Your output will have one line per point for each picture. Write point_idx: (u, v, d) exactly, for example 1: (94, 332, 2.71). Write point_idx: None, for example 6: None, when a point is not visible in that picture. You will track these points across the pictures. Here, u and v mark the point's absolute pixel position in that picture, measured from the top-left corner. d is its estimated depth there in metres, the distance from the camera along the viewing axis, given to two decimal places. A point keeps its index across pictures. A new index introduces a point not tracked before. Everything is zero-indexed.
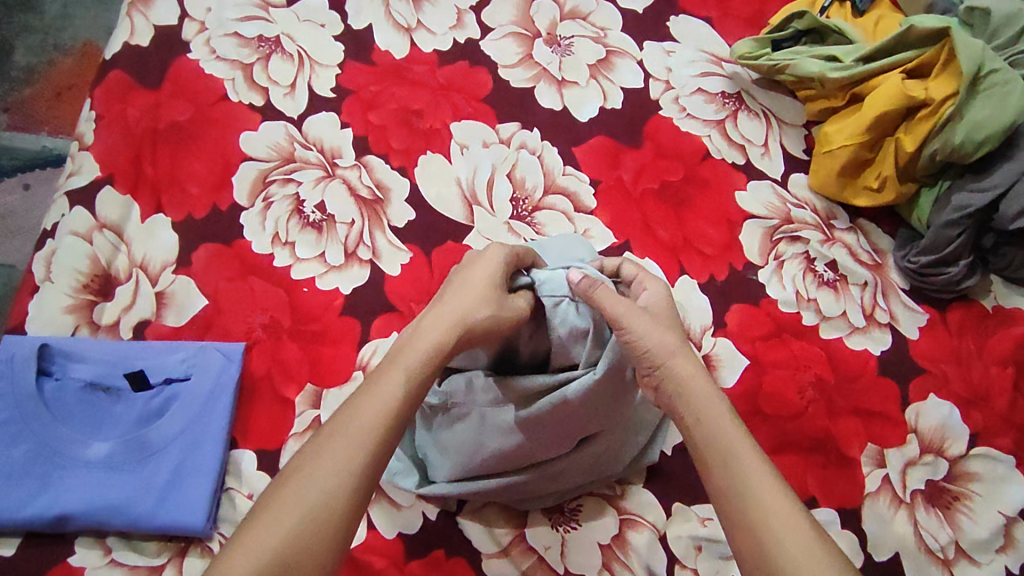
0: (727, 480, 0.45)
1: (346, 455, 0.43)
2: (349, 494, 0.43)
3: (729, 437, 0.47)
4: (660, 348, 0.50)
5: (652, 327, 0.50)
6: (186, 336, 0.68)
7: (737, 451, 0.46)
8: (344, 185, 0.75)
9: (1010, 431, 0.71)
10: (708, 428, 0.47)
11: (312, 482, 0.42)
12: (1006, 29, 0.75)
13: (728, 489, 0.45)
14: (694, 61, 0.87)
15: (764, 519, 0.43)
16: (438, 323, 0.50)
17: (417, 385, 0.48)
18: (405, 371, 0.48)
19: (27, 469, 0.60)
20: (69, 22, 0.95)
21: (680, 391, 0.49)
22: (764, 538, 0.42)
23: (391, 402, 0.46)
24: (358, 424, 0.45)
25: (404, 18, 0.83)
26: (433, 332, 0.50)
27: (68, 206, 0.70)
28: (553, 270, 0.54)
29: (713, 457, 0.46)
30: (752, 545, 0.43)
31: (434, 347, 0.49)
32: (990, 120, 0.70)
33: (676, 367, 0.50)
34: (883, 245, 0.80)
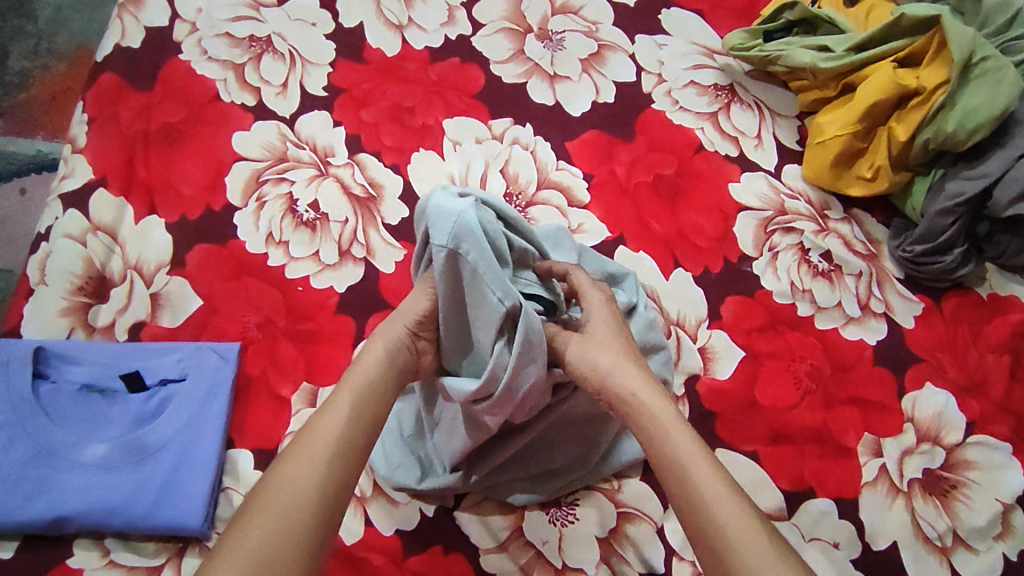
0: (677, 487, 0.46)
1: (308, 471, 0.44)
2: (319, 508, 0.43)
3: (679, 445, 0.47)
4: (607, 364, 0.52)
5: (602, 348, 0.53)
6: (182, 337, 0.68)
7: (689, 458, 0.46)
8: (337, 184, 0.75)
9: (1007, 418, 0.71)
10: (655, 436, 0.48)
11: (281, 501, 0.42)
12: (997, 16, 0.76)
13: (681, 498, 0.45)
14: (686, 54, 0.86)
15: (719, 531, 0.42)
16: (376, 339, 0.53)
17: (366, 406, 0.49)
18: (353, 391, 0.49)
19: (23, 472, 0.60)
20: (62, 26, 0.95)
21: (630, 405, 0.50)
22: (717, 541, 0.42)
23: (341, 424, 0.47)
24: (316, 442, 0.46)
25: (395, 16, 0.83)
26: (372, 355, 0.52)
27: (62, 209, 0.70)
28: (442, 211, 0.50)
29: (664, 469, 0.47)
30: (707, 550, 0.43)
31: (382, 359, 0.52)
32: (981, 108, 0.70)
33: (622, 380, 0.51)
34: (878, 236, 0.80)
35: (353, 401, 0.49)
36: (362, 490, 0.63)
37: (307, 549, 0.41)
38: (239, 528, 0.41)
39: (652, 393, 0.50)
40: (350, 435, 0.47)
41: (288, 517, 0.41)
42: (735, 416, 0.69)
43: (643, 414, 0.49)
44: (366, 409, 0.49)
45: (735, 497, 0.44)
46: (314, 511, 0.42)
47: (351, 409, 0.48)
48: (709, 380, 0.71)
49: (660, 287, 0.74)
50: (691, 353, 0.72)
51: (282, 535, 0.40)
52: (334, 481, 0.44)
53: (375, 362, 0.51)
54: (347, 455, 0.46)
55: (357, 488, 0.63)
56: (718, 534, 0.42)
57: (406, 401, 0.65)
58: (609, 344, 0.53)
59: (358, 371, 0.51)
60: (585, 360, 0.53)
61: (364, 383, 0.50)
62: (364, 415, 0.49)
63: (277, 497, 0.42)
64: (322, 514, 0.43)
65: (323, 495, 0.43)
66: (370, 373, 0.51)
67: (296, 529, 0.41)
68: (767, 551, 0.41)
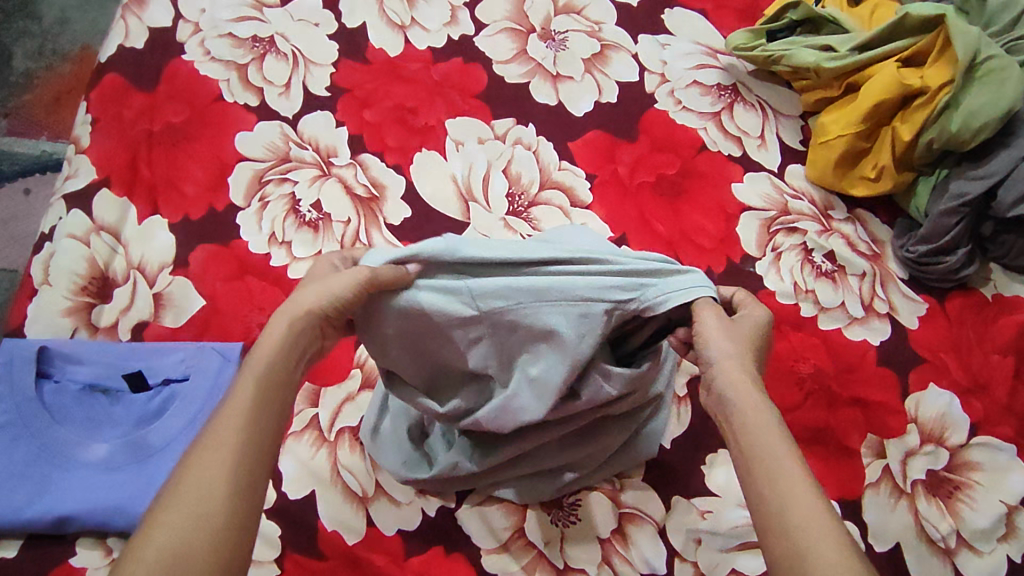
0: (763, 475, 0.40)
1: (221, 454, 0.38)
2: (233, 495, 0.37)
3: (770, 440, 0.41)
4: (718, 349, 0.46)
5: (722, 337, 0.47)
6: (185, 337, 0.68)
7: (780, 454, 0.40)
8: (340, 184, 0.75)
9: (1011, 419, 0.71)
10: (749, 418, 0.43)
11: (191, 493, 0.36)
12: (1003, 16, 0.75)
13: (761, 485, 0.39)
14: (689, 54, 0.86)
15: (801, 533, 0.37)
16: (279, 320, 0.45)
17: (280, 377, 0.43)
18: (256, 374, 0.42)
19: (27, 471, 0.60)
20: (67, 27, 0.95)
21: (726, 387, 0.45)
22: (800, 539, 0.36)
23: (247, 407, 0.40)
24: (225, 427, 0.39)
25: (398, 16, 0.83)
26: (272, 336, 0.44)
27: (65, 209, 0.70)
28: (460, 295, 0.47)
29: (751, 450, 0.41)
30: (784, 547, 0.37)
31: (278, 344, 0.44)
32: (986, 107, 0.70)
33: (723, 372, 0.46)
34: (882, 236, 0.79)
35: (259, 382, 0.42)
36: (364, 490, 0.63)
37: (226, 540, 0.36)
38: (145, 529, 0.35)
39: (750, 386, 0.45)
40: (263, 410, 0.41)
41: (199, 509, 0.36)
42: None
43: (738, 400, 0.44)
44: (273, 389, 0.42)
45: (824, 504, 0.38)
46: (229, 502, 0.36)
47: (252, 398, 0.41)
48: None
49: None
50: None
51: (196, 529, 0.35)
52: (250, 460, 0.38)
53: (274, 348, 0.43)
54: (258, 438, 0.40)
55: (359, 488, 0.63)
56: (796, 530, 0.37)
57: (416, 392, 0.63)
58: (738, 341, 0.47)
59: (257, 356, 0.43)
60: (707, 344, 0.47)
61: (265, 369, 0.42)
62: (273, 397, 0.42)
63: (187, 489, 0.36)
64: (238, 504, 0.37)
65: (239, 472, 0.38)
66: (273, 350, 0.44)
67: (211, 520, 0.35)
68: None
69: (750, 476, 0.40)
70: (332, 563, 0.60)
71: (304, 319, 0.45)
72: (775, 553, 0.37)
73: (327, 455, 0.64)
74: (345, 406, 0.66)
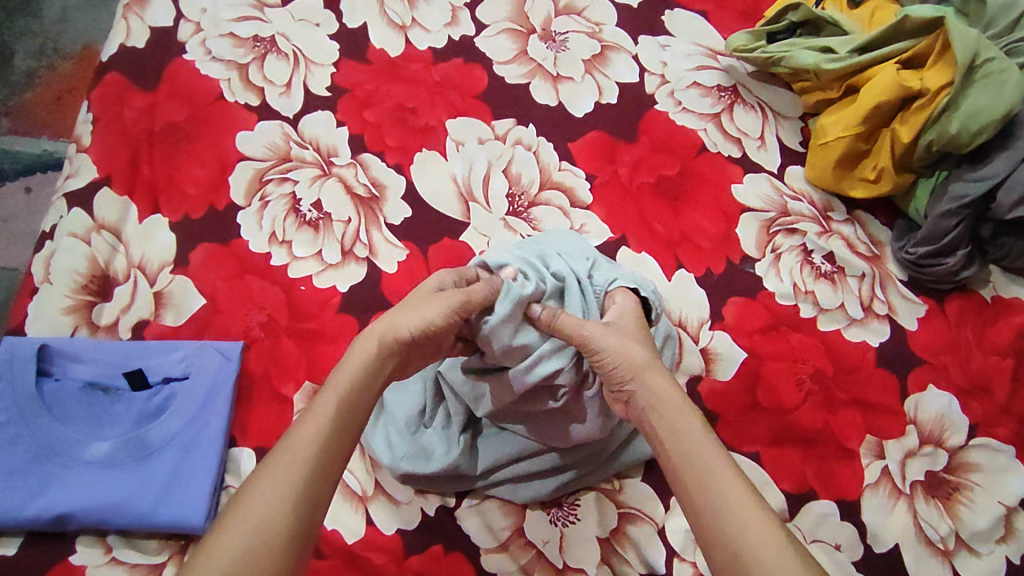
0: (698, 491, 0.46)
1: (286, 478, 0.44)
2: (298, 504, 0.43)
3: (702, 451, 0.47)
4: (623, 365, 0.52)
5: (624, 344, 0.52)
6: (185, 336, 0.68)
7: (709, 463, 0.46)
8: (340, 183, 0.75)
9: (1010, 421, 0.71)
10: (681, 445, 0.48)
11: (259, 505, 0.42)
12: (1001, 19, 0.75)
13: (698, 497, 0.46)
14: (689, 55, 0.86)
15: (739, 532, 0.43)
16: (367, 341, 0.51)
17: (356, 405, 0.49)
18: (337, 395, 0.48)
19: (27, 469, 0.60)
20: (68, 26, 0.95)
21: (652, 406, 0.50)
22: (736, 545, 0.43)
23: (325, 423, 0.47)
24: (298, 452, 0.45)
25: (398, 16, 0.84)
26: (359, 351, 0.51)
27: (66, 208, 0.70)
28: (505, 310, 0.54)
29: (686, 468, 0.47)
30: (723, 552, 0.43)
31: (362, 365, 0.50)
32: (985, 110, 0.70)
33: (643, 381, 0.51)
34: (881, 237, 0.79)
35: (339, 396, 0.48)
36: (363, 489, 0.63)
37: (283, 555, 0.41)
38: (214, 536, 0.41)
39: (670, 392, 0.51)
40: (332, 441, 0.46)
41: (263, 518, 0.42)
42: (737, 418, 0.69)
43: (661, 413, 0.50)
44: (347, 413, 0.48)
45: (750, 504, 0.44)
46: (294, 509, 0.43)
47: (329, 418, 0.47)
48: (711, 381, 0.71)
49: (662, 288, 0.74)
50: (693, 353, 0.71)
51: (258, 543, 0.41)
52: (315, 491, 0.44)
53: (356, 370, 0.50)
54: (324, 459, 0.46)
55: (358, 487, 0.63)
56: (734, 536, 0.43)
57: (409, 388, 0.65)
58: (620, 355, 0.52)
59: (342, 373, 0.49)
60: (609, 357, 0.52)
61: (348, 389, 0.49)
62: (348, 417, 0.48)
63: (252, 509, 0.42)
64: (298, 514, 0.43)
65: (299, 504, 0.43)
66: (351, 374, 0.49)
67: (274, 536, 0.41)
68: (784, 554, 0.42)
69: (690, 495, 0.46)
70: (331, 562, 0.60)
71: (385, 343, 0.52)
72: (716, 556, 0.44)
73: None
74: None
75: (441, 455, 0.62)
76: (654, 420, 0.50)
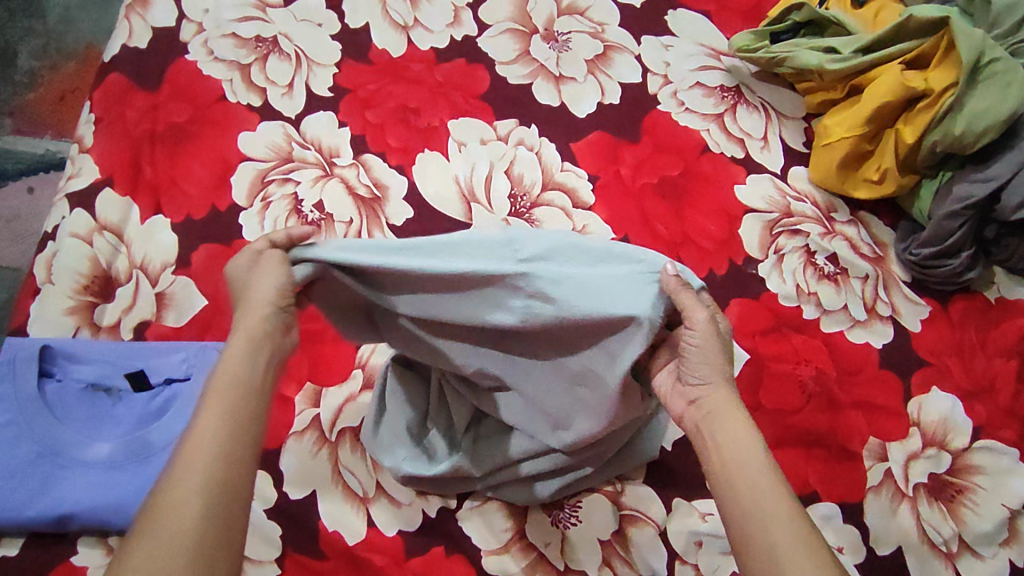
0: (746, 496, 0.43)
1: (194, 482, 0.38)
2: (210, 506, 0.37)
3: (755, 462, 0.45)
4: (704, 368, 0.47)
5: (716, 351, 0.47)
6: (187, 336, 0.68)
7: (765, 475, 0.44)
8: (342, 184, 0.75)
9: (1014, 423, 0.70)
10: (737, 453, 0.45)
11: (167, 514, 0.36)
12: (1007, 18, 0.75)
13: (745, 503, 0.43)
14: (692, 55, 0.86)
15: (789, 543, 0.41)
16: (241, 326, 0.45)
17: (253, 394, 0.43)
18: (231, 391, 0.42)
19: (29, 470, 0.60)
20: (71, 26, 0.95)
21: (716, 413, 0.47)
22: (784, 556, 0.40)
23: (224, 416, 0.41)
24: (202, 449, 0.39)
25: (401, 16, 0.83)
26: (243, 339, 0.44)
27: (68, 209, 0.70)
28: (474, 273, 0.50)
29: (738, 475, 0.44)
30: (765, 561, 0.41)
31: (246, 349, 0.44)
32: (990, 111, 0.69)
33: (711, 390, 0.48)
34: (885, 238, 0.79)
35: (233, 390, 0.42)
36: (365, 490, 0.63)
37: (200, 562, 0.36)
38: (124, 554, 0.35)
39: (731, 405, 0.48)
40: (238, 434, 0.40)
41: (176, 524, 0.36)
42: None
43: (720, 423, 0.47)
44: (248, 407, 0.42)
45: (800, 521, 0.42)
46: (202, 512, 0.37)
47: (219, 415, 0.40)
48: None
49: None
50: None
51: (170, 555, 0.35)
52: (233, 487, 0.39)
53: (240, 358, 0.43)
54: (232, 455, 0.39)
55: (360, 489, 0.63)
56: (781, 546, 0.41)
57: (413, 385, 0.62)
58: (712, 360, 0.47)
59: (233, 367, 0.43)
60: (695, 352, 0.47)
61: (232, 379, 0.42)
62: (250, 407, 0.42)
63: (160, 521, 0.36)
64: (216, 511, 0.37)
65: (212, 506, 0.37)
66: (239, 363, 0.43)
67: (184, 545, 0.36)
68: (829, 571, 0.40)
69: (735, 500, 0.44)
70: (333, 563, 0.60)
71: (268, 319, 0.45)
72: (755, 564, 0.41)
73: (329, 455, 0.64)
74: (347, 407, 0.66)
75: (444, 456, 0.62)
76: (711, 425, 0.47)
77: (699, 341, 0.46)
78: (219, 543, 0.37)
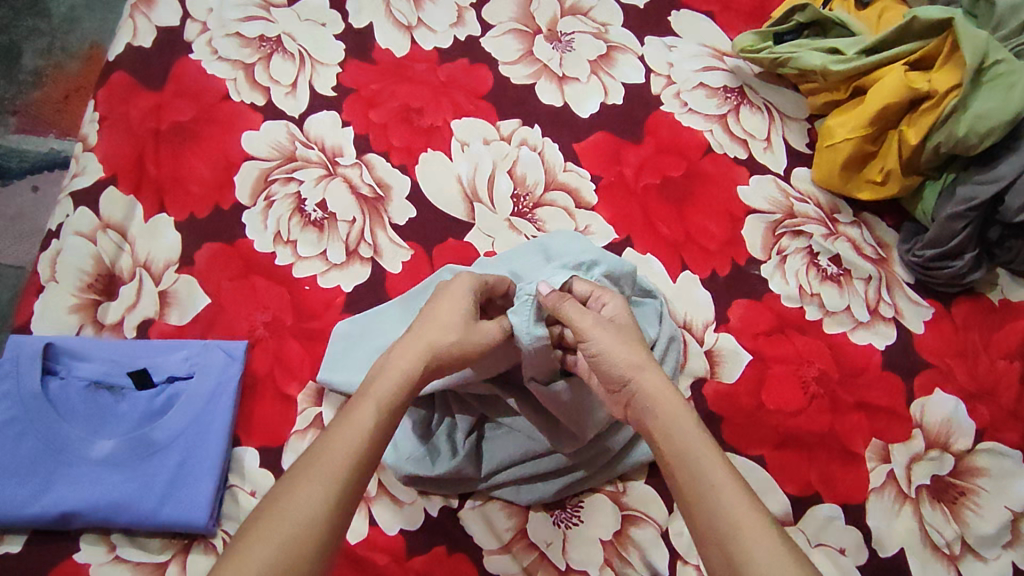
0: (690, 488, 0.45)
1: (319, 489, 0.42)
2: (330, 513, 0.42)
3: (694, 451, 0.46)
4: (622, 366, 0.51)
5: (618, 343, 0.52)
6: (190, 335, 0.68)
7: (707, 466, 0.45)
8: (345, 184, 0.75)
9: (1018, 425, 0.70)
10: (677, 443, 0.46)
11: (290, 512, 0.41)
12: (1010, 20, 0.75)
13: (692, 496, 0.45)
14: (695, 56, 0.86)
15: (733, 530, 0.42)
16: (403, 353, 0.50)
17: (394, 412, 0.48)
18: (376, 403, 0.47)
19: (32, 467, 0.60)
20: (76, 25, 0.96)
21: (649, 407, 0.49)
22: (730, 545, 0.41)
23: (366, 431, 0.46)
24: (334, 459, 0.44)
25: (404, 16, 0.83)
26: (402, 364, 0.50)
27: (73, 207, 0.70)
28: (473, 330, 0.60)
29: (680, 467, 0.46)
30: (719, 552, 0.42)
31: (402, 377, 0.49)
32: (993, 113, 0.69)
33: (641, 383, 0.50)
34: (888, 240, 0.79)
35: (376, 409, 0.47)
36: (366, 489, 0.63)
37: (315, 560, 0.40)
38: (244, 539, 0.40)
39: (667, 393, 0.49)
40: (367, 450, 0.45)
41: (301, 520, 0.41)
42: (742, 420, 0.69)
43: (660, 419, 0.48)
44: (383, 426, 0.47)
45: (748, 504, 0.43)
46: (324, 510, 0.42)
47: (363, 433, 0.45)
48: (715, 384, 0.70)
49: (666, 290, 0.74)
50: (697, 356, 0.71)
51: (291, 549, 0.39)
52: (347, 494, 0.43)
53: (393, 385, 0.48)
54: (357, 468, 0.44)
55: None
56: (728, 536, 0.42)
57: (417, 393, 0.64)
58: (626, 352, 0.51)
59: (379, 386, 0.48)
60: (605, 358, 0.51)
61: (386, 404, 0.48)
62: (383, 428, 0.47)
63: (280, 515, 0.40)
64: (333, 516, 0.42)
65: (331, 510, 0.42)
66: (393, 382, 0.49)
67: (306, 544, 0.40)
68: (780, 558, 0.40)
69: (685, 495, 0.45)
70: (334, 562, 0.60)
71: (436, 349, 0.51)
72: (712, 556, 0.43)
73: None
74: None
75: (448, 458, 0.62)
76: (649, 419, 0.49)
77: (601, 347, 0.52)
78: (325, 545, 0.41)
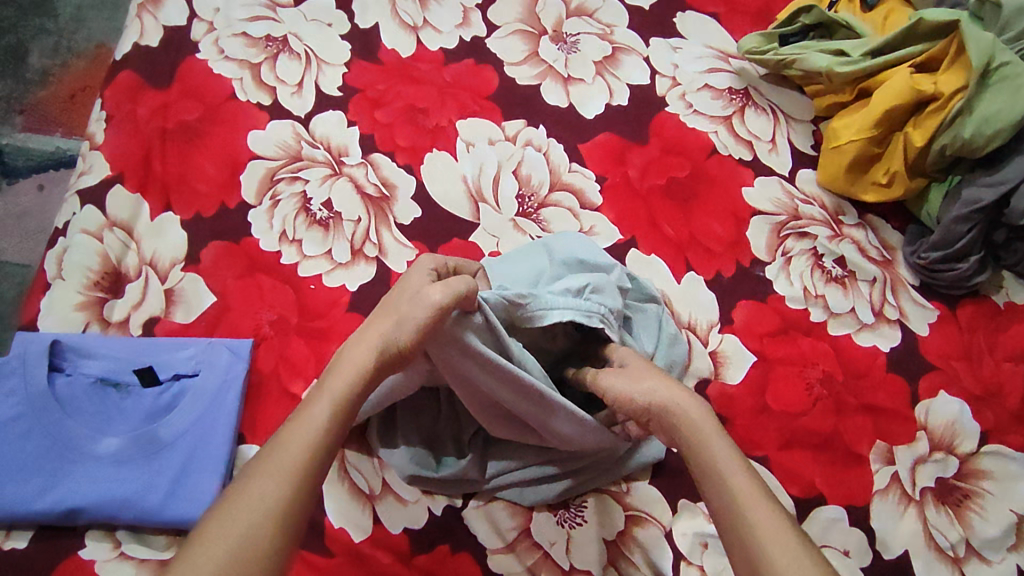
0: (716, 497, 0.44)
1: (272, 487, 0.40)
2: (283, 512, 0.40)
3: (720, 457, 0.46)
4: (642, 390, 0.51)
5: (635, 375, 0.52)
6: (196, 333, 0.68)
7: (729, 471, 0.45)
8: (350, 183, 0.75)
9: (1022, 428, 0.70)
10: (699, 452, 0.46)
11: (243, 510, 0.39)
12: (1017, 22, 0.74)
13: (718, 503, 0.44)
14: (701, 57, 0.86)
15: (756, 535, 0.41)
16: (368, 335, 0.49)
17: (351, 407, 0.46)
18: (333, 397, 0.46)
19: (39, 464, 0.60)
20: (83, 25, 0.96)
21: (672, 422, 0.49)
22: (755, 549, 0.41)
23: (323, 424, 0.44)
24: (289, 458, 0.42)
25: (410, 17, 0.84)
26: (355, 356, 0.48)
27: (79, 205, 0.71)
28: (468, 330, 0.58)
29: (704, 477, 0.46)
30: (743, 558, 0.41)
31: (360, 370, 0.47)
32: (1000, 115, 0.69)
33: (659, 399, 0.50)
34: (893, 242, 0.79)
35: (332, 404, 0.45)
36: (371, 488, 0.63)
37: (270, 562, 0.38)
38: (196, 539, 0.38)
39: (687, 404, 0.49)
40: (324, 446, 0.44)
41: (253, 521, 0.38)
42: (746, 421, 0.69)
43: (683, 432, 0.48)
44: (339, 421, 0.45)
45: (773, 509, 0.42)
46: (276, 507, 0.40)
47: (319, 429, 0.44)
48: (720, 385, 0.70)
49: (671, 290, 0.74)
50: (702, 356, 0.71)
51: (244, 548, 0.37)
52: (303, 493, 0.41)
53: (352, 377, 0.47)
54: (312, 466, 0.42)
55: (366, 486, 0.63)
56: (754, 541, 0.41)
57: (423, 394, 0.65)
58: (642, 377, 0.52)
59: (338, 377, 0.47)
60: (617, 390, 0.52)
61: (341, 397, 0.46)
62: (342, 423, 0.45)
63: (233, 513, 0.39)
64: (287, 516, 0.40)
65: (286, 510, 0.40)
66: (351, 372, 0.47)
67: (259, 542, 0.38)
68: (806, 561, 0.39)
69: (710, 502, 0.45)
70: (338, 561, 0.60)
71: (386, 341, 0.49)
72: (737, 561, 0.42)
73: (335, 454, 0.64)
74: None
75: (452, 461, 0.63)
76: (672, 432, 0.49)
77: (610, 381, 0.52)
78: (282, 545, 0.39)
